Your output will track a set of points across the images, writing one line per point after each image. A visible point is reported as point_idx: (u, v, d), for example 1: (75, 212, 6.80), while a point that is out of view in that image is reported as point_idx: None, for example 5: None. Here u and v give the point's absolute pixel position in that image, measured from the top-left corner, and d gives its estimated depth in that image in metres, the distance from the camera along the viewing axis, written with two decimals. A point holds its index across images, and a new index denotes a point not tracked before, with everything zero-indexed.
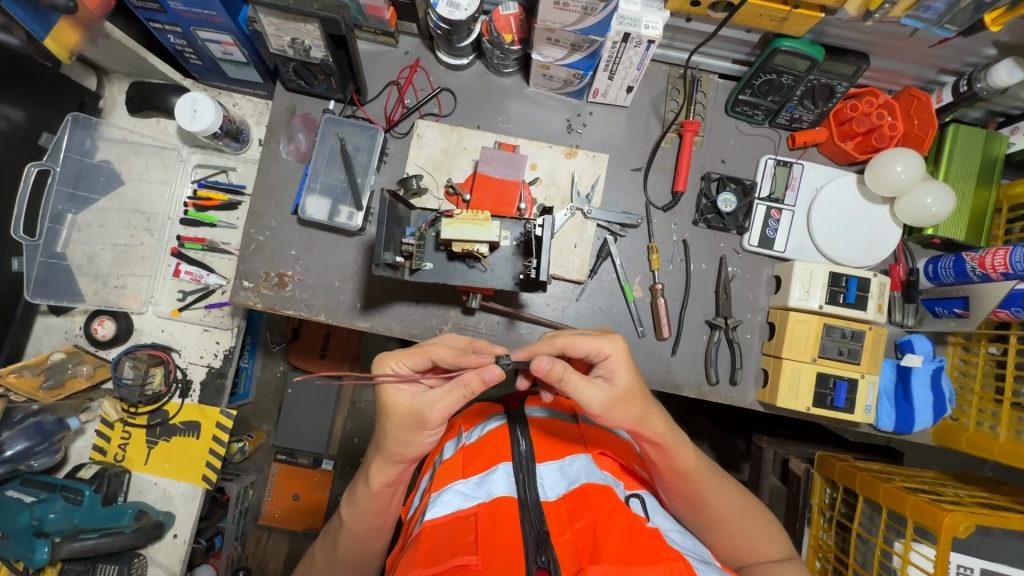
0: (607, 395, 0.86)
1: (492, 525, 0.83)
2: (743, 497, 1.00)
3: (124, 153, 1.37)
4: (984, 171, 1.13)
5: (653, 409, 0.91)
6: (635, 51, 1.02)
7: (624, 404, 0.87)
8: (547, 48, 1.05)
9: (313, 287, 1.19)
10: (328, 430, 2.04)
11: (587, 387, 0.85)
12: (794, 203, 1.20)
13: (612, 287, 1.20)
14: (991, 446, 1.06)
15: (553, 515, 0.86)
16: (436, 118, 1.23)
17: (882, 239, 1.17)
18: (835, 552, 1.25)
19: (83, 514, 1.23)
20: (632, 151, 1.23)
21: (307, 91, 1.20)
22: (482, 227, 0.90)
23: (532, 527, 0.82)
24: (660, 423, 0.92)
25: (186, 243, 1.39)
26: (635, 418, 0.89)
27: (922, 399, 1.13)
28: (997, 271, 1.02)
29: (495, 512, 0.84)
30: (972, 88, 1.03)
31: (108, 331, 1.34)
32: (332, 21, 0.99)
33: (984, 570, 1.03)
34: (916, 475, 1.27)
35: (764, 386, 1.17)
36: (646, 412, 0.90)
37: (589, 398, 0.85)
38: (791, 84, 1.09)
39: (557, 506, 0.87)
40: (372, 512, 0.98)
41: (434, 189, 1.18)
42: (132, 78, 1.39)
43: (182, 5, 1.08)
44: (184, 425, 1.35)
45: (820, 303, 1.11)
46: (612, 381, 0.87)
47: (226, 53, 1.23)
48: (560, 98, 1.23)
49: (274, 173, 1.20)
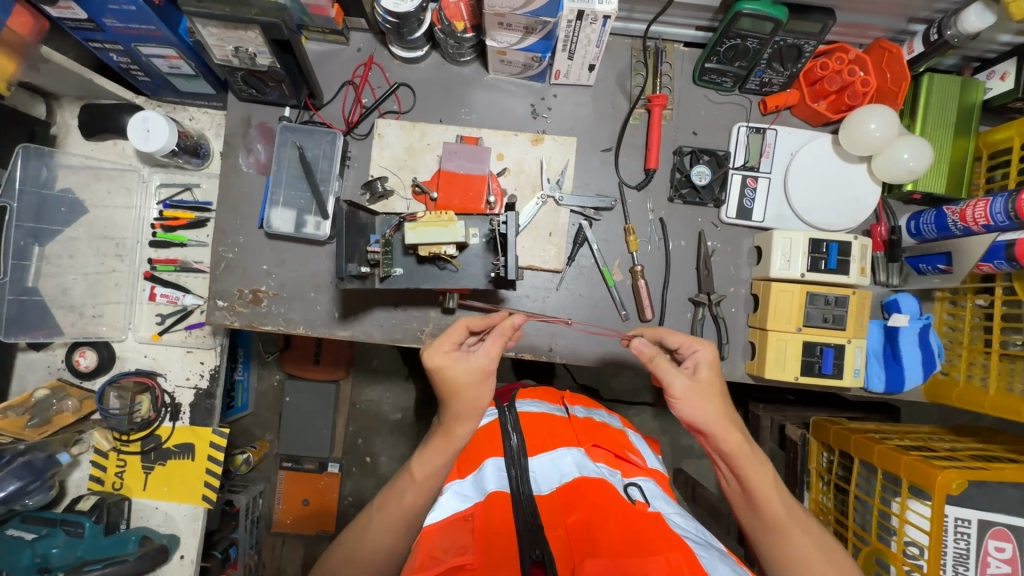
0: (690, 382, 0.91)
1: (486, 519, 0.80)
2: (829, 541, 0.91)
3: (84, 179, 1.32)
4: (962, 119, 1.10)
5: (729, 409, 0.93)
6: (592, 28, 0.99)
7: (706, 395, 0.91)
8: (501, 33, 1.00)
9: (289, 301, 1.18)
10: (331, 435, 2.04)
11: (674, 371, 0.92)
12: (770, 169, 1.17)
13: (592, 273, 1.18)
14: (982, 400, 1.06)
15: (547, 510, 0.83)
16: (396, 115, 1.19)
17: (862, 199, 1.14)
18: (835, 514, 1.26)
19: (87, 546, 1.23)
20: (601, 131, 1.19)
21: (260, 99, 1.15)
22: (447, 228, 0.89)
23: (524, 518, 0.79)
24: (743, 437, 0.91)
25: (158, 265, 1.36)
26: (713, 421, 0.90)
27: (910, 358, 1.12)
28: (979, 224, 0.99)
29: (487, 511, 0.82)
30: (943, 36, 0.99)
31: (89, 361, 1.33)
32: (273, 26, 0.95)
33: (981, 521, 1.05)
34: (910, 430, 1.29)
35: (752, 358, 1.16)
36: (726, 416, 0.90)
37: (670, 383, 0.92)
38: (757, 47, 1.05)
39: (550, 500, 0.84)
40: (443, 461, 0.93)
41: (401, 190, 1.15)
42: (82, 101, 1.35)
43: (118, 21, 1.04)
44: (178, 448, 1.35)
45: (802, 271, 1.08)
46: (695, 374, 0.94)
47: (174, 67, 1.18)
48: (522, 83, 1.19)
49: (236, 188, 1.17)
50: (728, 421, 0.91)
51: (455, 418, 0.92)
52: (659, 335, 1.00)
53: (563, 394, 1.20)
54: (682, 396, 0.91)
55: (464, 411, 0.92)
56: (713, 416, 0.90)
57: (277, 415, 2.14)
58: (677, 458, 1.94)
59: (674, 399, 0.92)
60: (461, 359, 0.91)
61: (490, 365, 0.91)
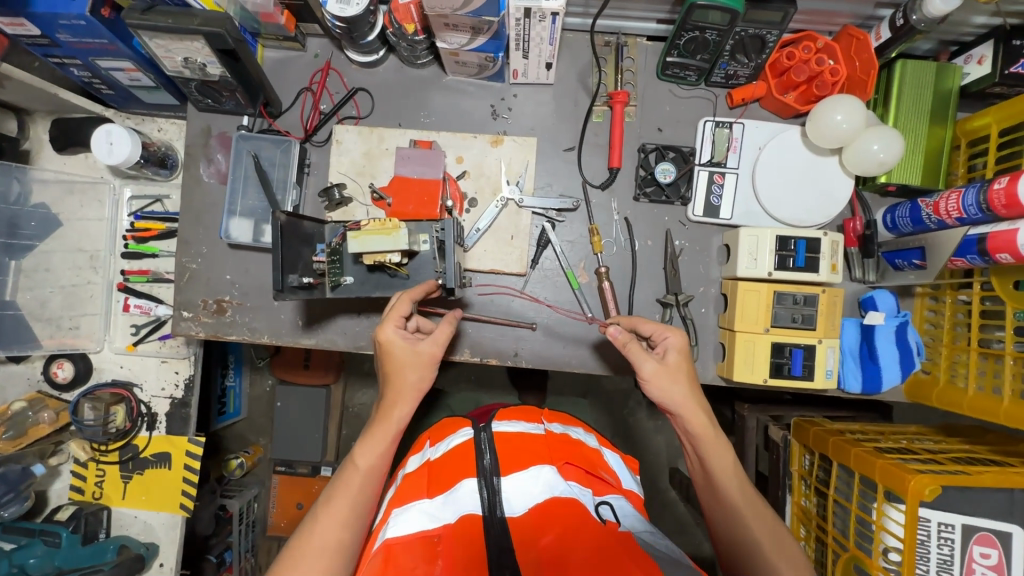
0: (660, 364, 0.93)
1: (457, 544, 0.77)
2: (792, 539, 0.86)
3: (57, 193, 1.33)
4: (938, 106, 1.05)
5: (698, 393, 0.94)
6: (541, 26, 0.96)
7: (675, 377, 0.93)
8: (449, 34, 0.98)
9: (253, 310, 1.17)
10: (322, 438, 1.99)
11: (643, 354, 0.94)
12: (737, 164, 1.14)
13: (556, 275, 1.16)
14: (961, 400, 1.01)
15: (518, 532, 0.79)
16: (355, 121, 1.18)
17: (834, 193, 1.10)
18: (816, 519, 1.21)
19: (64, 556, 1.26)
20: (563, 131, 1.16)
21: (217, 109, 1.16)
22: (389, 237, 0.87)
23: (496, 543, 0.76)
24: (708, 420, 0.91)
25: (131, 277, 1.37)
26: (680, 401, 0.92)
27: (887, 356, 1.08)
28: (952, 216, 0.95)
29: (459, 534, 0.79)
30: (908, 21, 0.94)
31: (67, 372, 1.36)
32: (217, 36, 0.94)
33: (965, 526, 1.00)
34: (895, 430, 1.24)
35: (723, 359, 1.13)
36: (692, 399, 0.92)
37: (640, 365, 0.93)
38: (717, 39, 1.01)
39: (523, 523, 0.80)
40: (390, 444, 0.90)
41: (361, 196, 1.14)
42: (54, 116, 1.36)
43: (71, 36, 1.04)
44: (155, 457, 1.36)
45: (769, 270, 1.05)
46: (664, 358, 0.95)
47: (134, 79, 1.19)
48: (482, 84, 1.17)
49: (198, 198, 1.17)
50: (695, 402, 0.92)
51: (394, 397, 0.92)
52: (632, 324, 1.01)
53: (541, 412, 1.12)
54: (649, 378, 0.93)
55: (404, 391, 0.92)
56: (679, 398, 0.92)
57: (269, 420, 2.15)
58: (673, 458, 1.87)
59: (644, 381, 0.94)
60: (409, 342, 0.92)
61: (439, 353, 0.94)
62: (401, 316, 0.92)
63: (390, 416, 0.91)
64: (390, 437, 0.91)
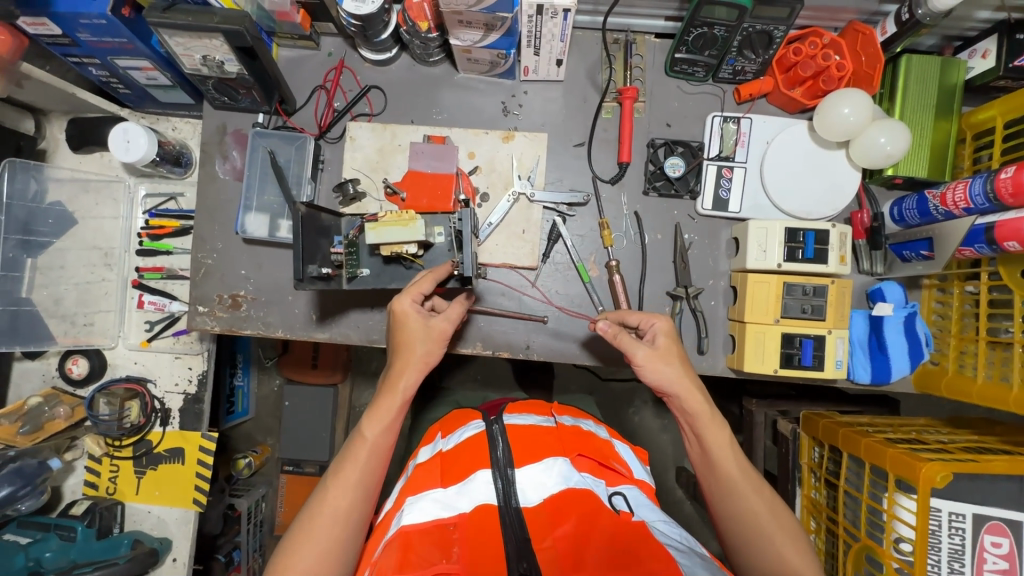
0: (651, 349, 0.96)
1: (474, 535, 0.77)
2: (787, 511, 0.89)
3: (73, 191, 1.35)
4: (943, 101, 1.07)
5: (691, 373, 0.96)
6: (553, 22, 0.98)
7: (666, 360, 0.95)
8: (462, 31, 1.00)
9: (268, 305, 1.19)
10: (330, 438, 1.96)
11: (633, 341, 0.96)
12: (745, 158, 1.15)
13: (567, 269, 1.17)
14: (969, 389, 1.02)
15: (534, 523, 0.79)
16: (368, 118, 1.19)
17: (842, 186, 1.12)
18: (827, 511, 1.22)
19: (79, 550, 1.28)
20: (573, 126, 1.18)
21: (233, 106, 1.18)
22: (407, 228, 0.89)
23: (513, 536, 0.77)
24: (701, 398, 0.94)
25: (145, 274, 1.39)
26: (674, 382, 0.94)
27: (896, 346, 1.08)
28: (959, 207, 0.97)
29: (477, 523, 0.79)
30: (914, 16, 0.96)
31: (82, 368, 1.37)
32: (236, 33, 0.96)
33: (976, 515, 1.00)
34: (904, 422, 1.25)
35: (733, 352, 1.14)
36: (686, 378, 0.94)
37: (633, 351, 0.95)
38: (725, 35, 1.03)
39: (537, 513, 0.81)
40: (396, 415, 0.91)
41: (374, 192, 1.16)
42: (69, 115, 1.38)
43: (92, 36, 1.06)
44: (168, 452, 1.37)
45: (779, 261, 1.06)
46: (654, 343, 0.97)
47: (151, 78, 1.21)
48: (493, 81, 1.19)
49: (213, 195, 1.19)
50: (689, 381, 0.94)
51: (400, 367, 0.94)
52: (620, 316, 1.03)
53: (551, 404, 1.13)
54: (643, 363, 0.95)
55: (412, 361, 0.94)
56: (673, 378, 0.94)
57: (277, 420, 2.16)
58: (681, 457, 1.88)
59: (637, 366, 0.96)
60: (423, 317, 0.95)
61: (449, 330, 0.97)
62: (422, 292, 0.92)
63: (396, 386, 0.92)
64: (396, 408, 0.92)
